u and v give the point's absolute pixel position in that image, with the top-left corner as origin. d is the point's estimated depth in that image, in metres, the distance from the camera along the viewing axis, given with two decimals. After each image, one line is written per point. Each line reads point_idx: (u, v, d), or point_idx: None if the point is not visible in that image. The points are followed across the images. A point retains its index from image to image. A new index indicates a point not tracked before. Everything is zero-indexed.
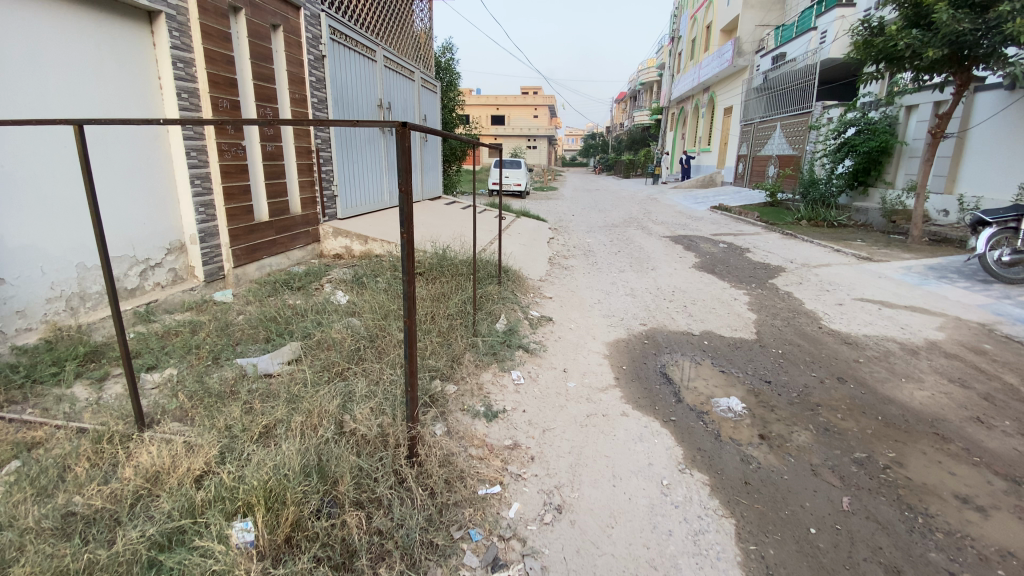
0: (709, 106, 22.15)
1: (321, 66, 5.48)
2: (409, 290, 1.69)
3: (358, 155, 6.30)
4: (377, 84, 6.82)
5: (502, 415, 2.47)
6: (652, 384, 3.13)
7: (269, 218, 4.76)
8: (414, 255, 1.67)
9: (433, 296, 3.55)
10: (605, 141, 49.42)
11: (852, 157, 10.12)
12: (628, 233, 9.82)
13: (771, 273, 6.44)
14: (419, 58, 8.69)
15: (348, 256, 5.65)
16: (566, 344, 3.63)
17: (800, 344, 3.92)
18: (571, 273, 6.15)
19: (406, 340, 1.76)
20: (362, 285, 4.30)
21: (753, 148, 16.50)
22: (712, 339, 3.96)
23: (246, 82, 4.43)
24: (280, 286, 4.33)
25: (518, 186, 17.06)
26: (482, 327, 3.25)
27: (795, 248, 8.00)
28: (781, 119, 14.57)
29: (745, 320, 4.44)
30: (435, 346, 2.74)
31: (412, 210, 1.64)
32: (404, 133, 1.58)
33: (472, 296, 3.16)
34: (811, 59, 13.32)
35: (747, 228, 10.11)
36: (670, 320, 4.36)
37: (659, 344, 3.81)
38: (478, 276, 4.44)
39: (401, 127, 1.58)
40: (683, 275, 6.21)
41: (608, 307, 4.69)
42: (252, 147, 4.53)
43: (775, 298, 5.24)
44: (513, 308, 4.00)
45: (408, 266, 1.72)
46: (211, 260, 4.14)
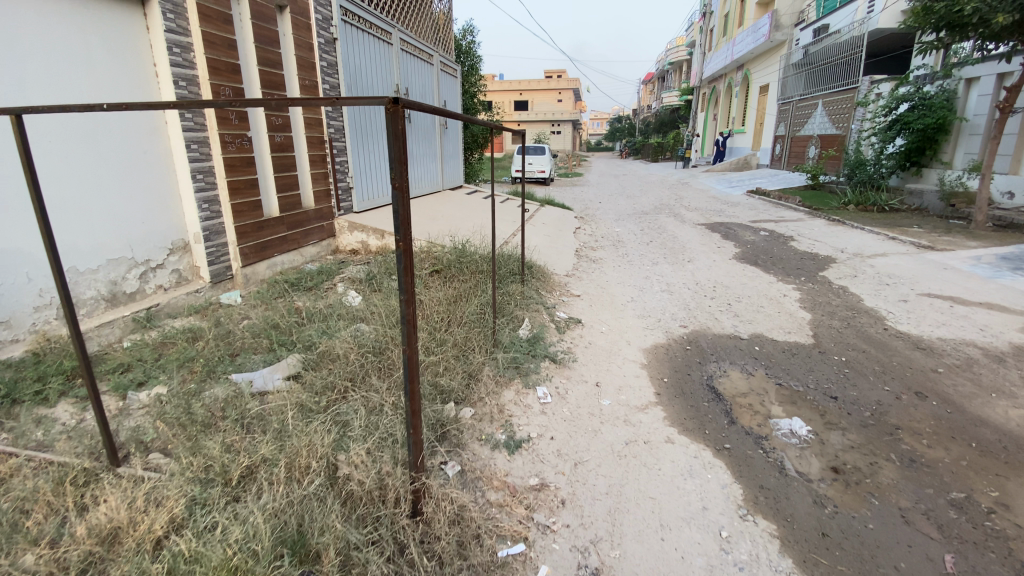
0: (743, 84, 21.10)
1: (332, 51, 5.17)
2: (407, 313, 1.34)
3: (374, 144, 5.98)
4: (394, 69, 6.48)
5: (527, 445, 2.12)
6: (699, 401, 2.74)
7: (279, 214, 4.50)
8: (413, 268, 1.32)
9: (450, 300, 3.23)
10: (632, 124, 48.24)
11: (904, 136, 9.31)
12: (659, 221, 9.31)
13: (820, 264, 5.88)
14: (439, 41, 8.30)
15: (364, 252, 5.36)
16: (598, 351, 3.26)
17: (865, 350, 3.45)
18: (599, 267, 5.75)
19: (406, 375, 1.40)
20: (375, 285, 4.00)
21: (792, 128, 15.57)
22: (763, 344, 3.53)
23: (251, 67, 4.15)
24: (289, 287, 4.07)
25: (543, 172, 16.56)
26: (504, 336, 2.91)
27: (845, 235, 7.37)
28: (823, 96, 13.65)
29: (797, 320, 3.98)
30: (449, 362, 2.41)
31: (409, 211, 1.28)
32: (396, 112, 1.21)
33: (493, 301, 2.81)
34: (857, 30, 12.39)
35: (789, 214, 9.45)
36: (713, 321, 3.94)
37: (704, 351, 3.40)
38: (501, 273, 4.10)
39: (392, 104, 1.21)
40: (723, 267, 5.73)
41: (643, 306, 4.29)
42: (259, 138, 4.26)
43: (829, 294, 4.74)
44: (539, 310, 3.65)
45: (406, 281, 1.35)
46: (218, 260, 3.90)
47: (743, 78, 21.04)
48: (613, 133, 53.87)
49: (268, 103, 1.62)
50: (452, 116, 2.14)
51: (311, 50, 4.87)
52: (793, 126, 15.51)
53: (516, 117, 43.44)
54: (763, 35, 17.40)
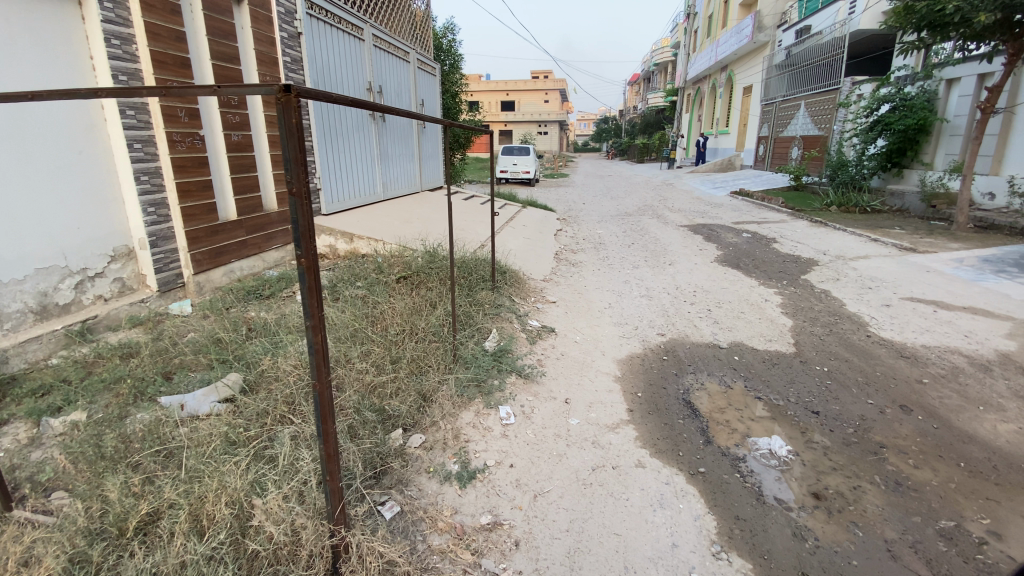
0: (727, 85, 21.14)
1: (296, 45, 4.93)
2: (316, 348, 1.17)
3: (344, 143, 5.74)
4: (366, 66, 6.24)
5: (482, 475, 1.93)
6: (673, 418, 2.56)
7: (237, 217, 4.26)
8: (320, 289, 1.14)
9: (412, 310, 3.02)
10: (618, 125, 48.36)
11: (886, 136, 9.28)
12: (642, 222, 9.18)
13: (802, 267, 5.78)
14: (416, 39, 8.07)
15: (332, 257, 5.13)
16: (570, 363, 3.07)
17: (848, 359, 3.31)
18: (578, 271, 5.58)
19: (318, 416, 1.23)
20: (337, 293, 3.77)
21: (775, 129, 15.58)
22: (743, 353, 3.37)
23: (204, 62, 3.91)
24: (245, 295, 3.83)
25: (527, 173, 16.39)
26: (466, 350, 2.71)
27: (827, 237, 7.29)
28: (805, 97, 13.66)
29: (779, 327, 3.83)
30: (400, 383, 2.21)
31: (311, 222, 1.11)
32: (289, 103, 1.03)
33: (453, 313, 2.61)
34: (838, 31, 12.39)
35: (772, 215, 9.39)
36: (691, 328, 3.78)
37: (681, 361, 3.23)
38: (472, 279, 3.89)
39: (283, 93, 1.03)
40: (704, 271, 5.60)
41: (620, 313, 4.11)
42: (214, 137, 4.02)
43: (811, 298, 4.61)
44: (509, 319, 3.45)
45: (314, 305, 1.17)
46: (166, 267, 3.64)
47: (727, 79, 21.08)
48: (600, 133, 53.93)
49: (158, 91, 1.42)
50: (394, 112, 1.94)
51: (272, 44, 4.63)
52: (776, 126, 15.53)
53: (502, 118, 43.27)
54: (746, 36, 17.42)
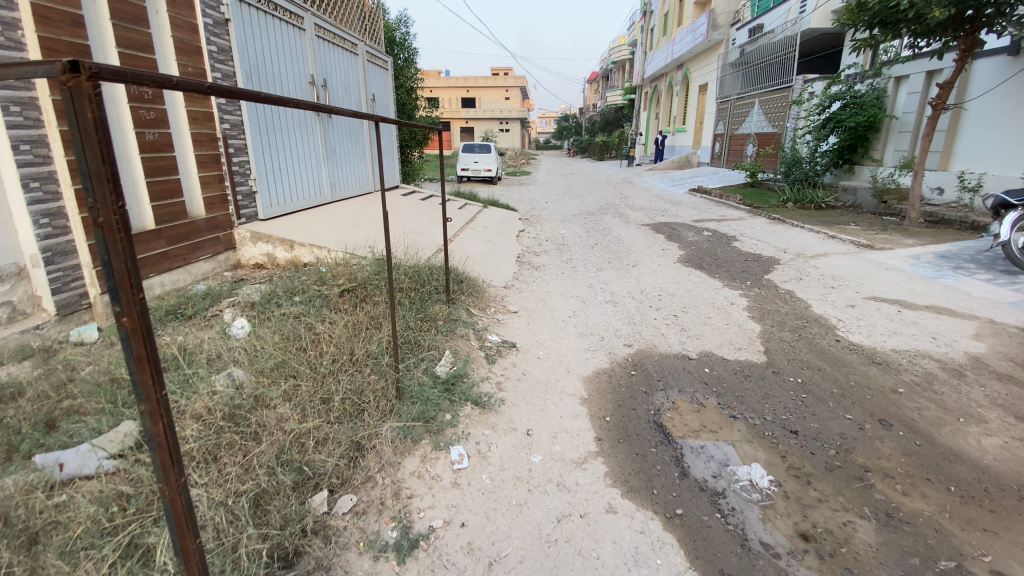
0: (684, 83, 21.40)
1: (224, 33, 4.45)
2: (156, 437, 1.09)
3: (284, 141, 5.27)
4: (307, 58, 5.77)
5: (426, 542, 1.63)
6: (644, 446, 2.30)
7: (155, 226, 3.77)
8: (148, 352, 1.05)
9: (350, 333, 2.66)
10: (577, 123, 48.59)
11: (838, 133, 9.45)
12: (604, 221, 9.01)
13: (765, 267, 5.70)
14: (365, 30, 7.62)
15: (271, 266, 4.68)
16: (531, 383, 2.79)
17: (821, 368, 3.16)
18: (540, 276, 5.31)
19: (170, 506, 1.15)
20: (271, 311, 3.37)
21: (730, 126, 15.80)
22: (713, 364, 3.17)
23: (108, 50, 3.41)
24: (164, 315, 3.37)
25: (488, 171, 16.03)
26: (411, 379, 2.38)
27: (787, 234, 7.31)
28: (759, 95, 13.88)
29: (747, 334, 3.66)
30: (329, 431, 1.89)
31: (126, 266, 1.01)
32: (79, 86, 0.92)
33: (395, 337, 2.27)
34: (790, 30, 12.62)
35: (731, 212, 9.39)
36: (659, 337, 3.56)
37: (651, 377, 2.98)
38: (424, 291, 3.55)
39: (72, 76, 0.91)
40: (669, 272, 5.43)
41: (584, 321, 3.86)
42: (123, 136, 3.53)
43: (777, 300, 4.50)
44: (464, 334, 3.14)
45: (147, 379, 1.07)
46: (66, 287, 3.14)
47: (682, 77, 21.36)
48: (559, 130, 54.11)
49: None
50: (285, 102, 1.65)
51: (194, 32, 4.14)
52: (731, 124, 15.76)
53: (462, 115, 42.76)
54: (702, 35, 17.63)
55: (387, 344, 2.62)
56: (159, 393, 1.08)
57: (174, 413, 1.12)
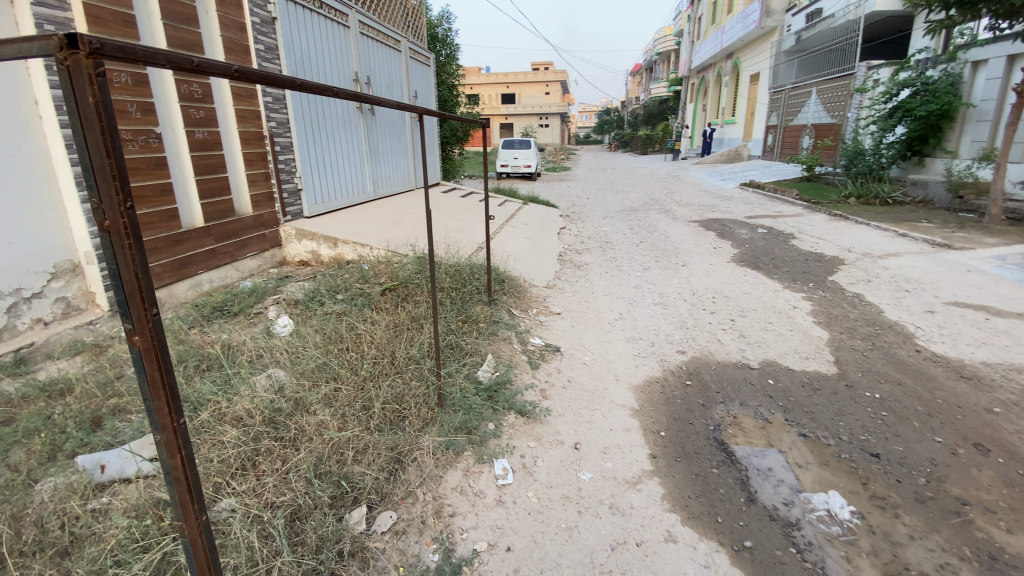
0: (734, 73, 20.55)
1: (271, 32, 4.48)
2: (174, 472, 1.03)
3: (328, 139, 5.29)
4: (351, 55, 5.77)
5: (470, 567, 1.51)
6: (705, 467, 2.10)
7: (204, 224, 3.83)
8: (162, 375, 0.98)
9: (392, 335, 2.57)
10: (620, 117, 47.67)
11: (906, 123, 8.75)
12: (649, 218, 8.70)
13: (828, 267, 5.30)
14: (408, 27, 7.60)
15: (315, 263, 4.70)
16: (579, 391, 2.64)
17: (902, 383, 2.85)
18: (584, 275, 5.13)
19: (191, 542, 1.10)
20: (314, 309, 3.34)
21: (784, 117, 15.03)
22: (777, 375, 2.91)
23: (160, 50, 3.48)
24: (211, 312, 3.41)
25: (528, 167, 15.86)
26: (454, 387, 2.27)
27: (851, 232, 6.81)
28: (816, 84, 13.11)
29: (813, 342, 3.37)
30: (369, 443, 1.80)
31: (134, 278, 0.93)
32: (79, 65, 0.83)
33: (437, 342, 2.15)
34: (852, 14, 11.83)
35: (787, 208, 8.88)
36: (715, 344, 3.32)
37: (708, 388, 2.77)
38: (466, 291, 3.45)
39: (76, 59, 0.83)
40: (722, 272, 5.14)
41: (633, 325, 3.66)
42: (174, 135, 3.58)
43: (844, 304, 4.15)
44: (507, 338, 3.01)
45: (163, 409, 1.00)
46: None
47: (732, 67, 20.48)
48: (601, 125, 53.29)
49: None
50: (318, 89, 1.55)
51: (243, 31, 4.18)
52: (785, 115, 14.98)
53: (503, 111, 42.74)
54: (754, 22, 16.82)
55: (429, 348, 2.51)
56: (176, 424, 1.02)
57: (191, 446, 1.05)
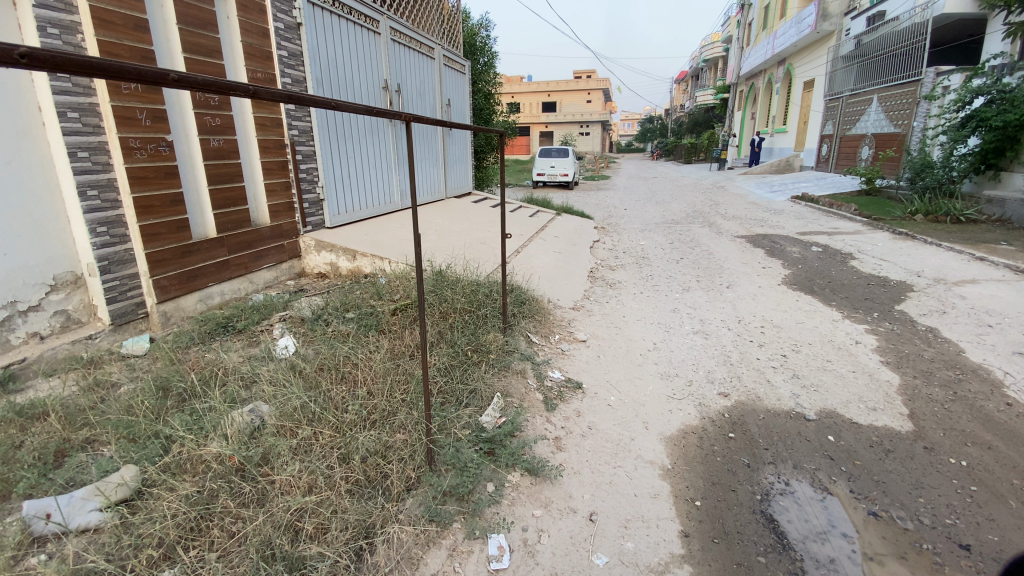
0: (786, 80, 19.60)
1: (296, 38, 4.35)
2: None
3: (354, 147, 5.13)
4: (381, 62, 5.62)
5: None
6: (748, 553, 1.71)
7: (217, 235, 3.70)
8: None
9: (389, 367, 2.28)
10: (663, 125, 46.70)
11: (981, 134, 7.90)
12: (691, 232, 8.20)
13: (894, 294, 4.72)
14: (443, 34, 7.44)
15: (333, 276, 4.52)
16: (601, 441, 2.28)
17: (994, 446, 2.35)
18: (617, 295, 4.75)
19: None
20: (319, 329, 3.11)
21: (841, 126, 14.12)
22: (839, 432, 2.46)
23: (174, 55, 3.37)
24: (214, 329, 3.24)
25: (566, 176, 15.54)
26: (449, 437, 1.96)
27: (919, 254, 6.13)
28: (877, 90, 12.22)
29: (880, 389, 2.88)
30: (334, 515, 1.52)
31: None
32: None
33: (429, 386, 1.84)
34: (919, 16, 10.95)
35: (844, 225, 8.19)
36: (764, 386, 2.89)
37: (755, 444, 2.35)
38: (479, 316, 3.14)
39: None
40: (770, 296, 4.65)
41: (669, 358, 3.25)
42: (188, 143, 3.47)
43: (915, 341, 3.62)
44: (522, 372, 2.68)
45: None
46: (121, 296, 3.11)
47: (784, 74, 19.55)
48: (644, 134, 52.39)
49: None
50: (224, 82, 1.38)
51: (265, 36, 4.06)
52: (841, 124, 14.06)
53: (544, 119, 42.60)
54: (809, 26, 15.97)
55: (428, 386, 2.22)
56: None
57: None
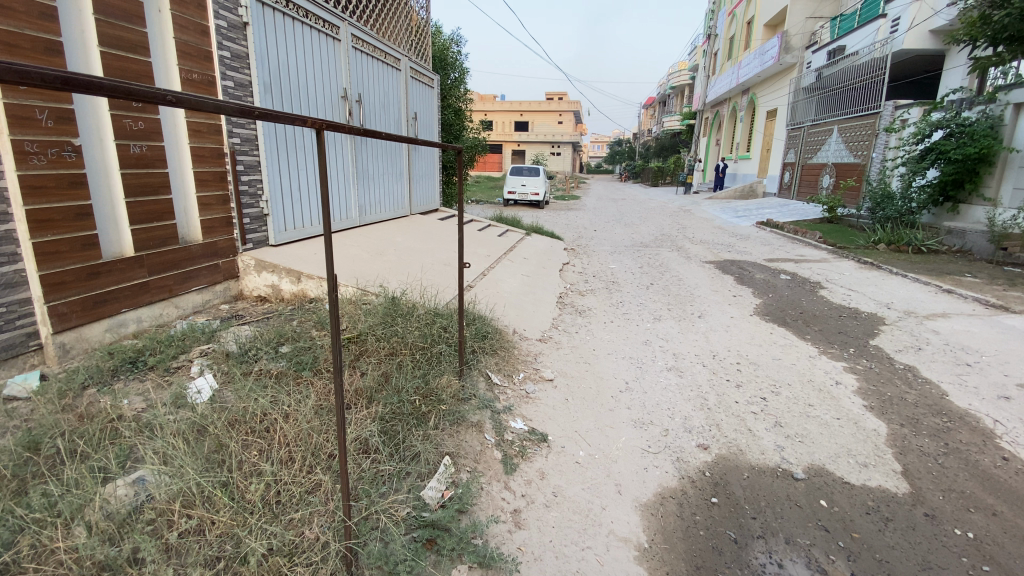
0: (749, 108, 20.19)
1: (242, 38, 3.96)
2: None
3: (304, 159, 4.71)
4: (340, 70, 5.26)
5: None
6: None
7: (136, 254, 3.24)
8: None
9: (310, 429, 1.93)
10: (631, 148, 47.66)
11: (940, 166, 8.10)
12: (661, 255, 8.06)
13: (867, 327, 4.61)
14: (411, 46, 7.15)
15: (275, 299, 4.08)
16: (567, 513, 1.93)
17: (999, 513, 2.13)
18: (587, 324, 4.46)
19: None
20: (245, 367, 2.67)
21: (802, 155, 14.50)
22: (832, 495, 2.20)
23: (90, 47, 2.92)
24: (118, 365, 2.76)
25: (536, 195, 15.41)
26: (375, 525, 1.61)
27: (886, 285, 6.12)
28: (837, 121, 12.59)
29: (869, 440, 2.65)
30: None
31: None
32: None
33: (346, 465, 1.50)
34: (879, 51, 11.52)
35: (810, 252, 8.21)
36: (746, 436, 2.61)
37: (741, 511, 2.05)
38: (433, 353, 2.77)
39: None
40: (744, 328, 4.45)
41: (642, 400, 2.95)
42: (102, 149, 3.01)
43: (896, 381, 3.44)
44: (478, 424, 2.32)
45: None
46: (6, 325, 2.60)
47: (748, 102, 20.13)
48: (612, 155, 53.44)
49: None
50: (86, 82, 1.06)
51: (205, 35, 3.66)
52: (803, 152, 14.43)
53: (515, 138, 42.82)
54: (772, 58, 16.49)
55: (355, 454, 1.86)
56: None
57: None
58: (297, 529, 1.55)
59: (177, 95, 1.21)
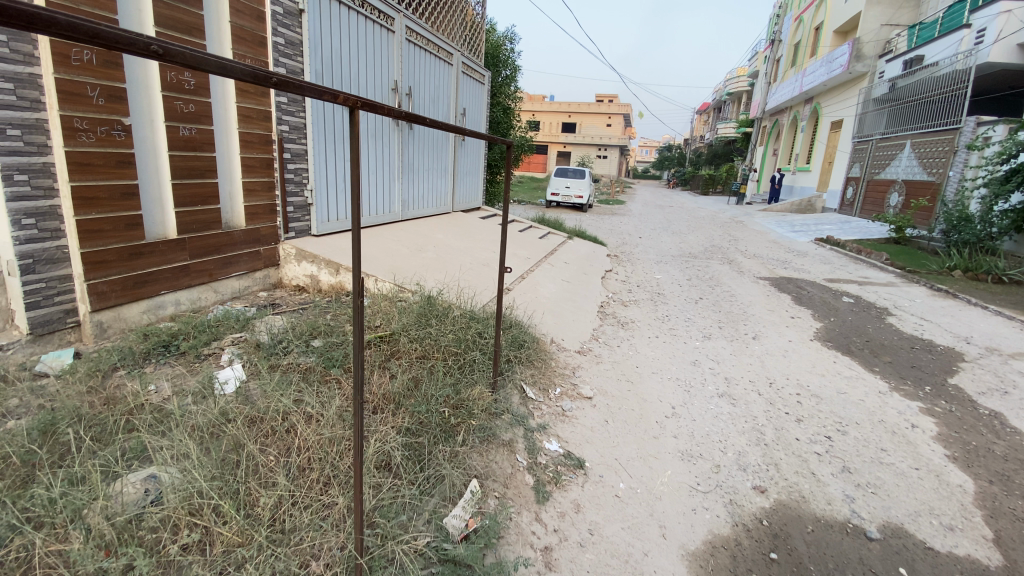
0: (812, 118, 19.20)
1: (297, 26, 3.92)
2: None
3: (351, 149, 4.65)
4: (392, 62, 5.19)
5: None
6: None
7: (179, 236, 3.23)
8: None
9: (330, 436, 1.80)
10: (681, 155, 46.43)
11: None
12: (710, 268, 7.66)
13: (944, 363, 4.15)
14: (464, 41, 7.05)
15: (312, 290, 4.03)
16: (604, 557, 1.72)
17: None
18: (630, 337, 4.20)
19: None
20: (274, 359, 2.59)
21: (868, 169, 13.61)
22: (913, 563, 1.89)
23: (145, 27, 2.91)
24: (151, 348, 2.73)
25: (580, 198, 15.11)
26: (391, 557, 1.45)
27: (963, 316, 5.56)
28: (910, 136, 11.73)
29: (954, 498, 2.30)
30: None
31: None
32: None
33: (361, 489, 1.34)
34: (959, 64, 10.65)
35: (875, 275, 7.62)
36: (810, 481, 2.32)
37: (806, 574, 1.78)
38: (466, 360, 2.59)
39: None
40: (803, 354, 4.09)
41: (691, 429, 2.69)
42: (151, 129, 3.00)
43: (983, 429, 3.03)
44: (510, 444, 2.15)
45: None
46: (45, 301, 2.61)
47: (811, 112, 19.13)
48: (660, 161, 52.31)
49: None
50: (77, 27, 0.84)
51: (260, 20, 3.63)
52: (870, 167, 13.55)
53: (562, 139, 42.47)
54: (840, 66, 15.57)
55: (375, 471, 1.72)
56: None
57: None
58: (306, 553, 1.42)
59: (164, 46, 0.95)
